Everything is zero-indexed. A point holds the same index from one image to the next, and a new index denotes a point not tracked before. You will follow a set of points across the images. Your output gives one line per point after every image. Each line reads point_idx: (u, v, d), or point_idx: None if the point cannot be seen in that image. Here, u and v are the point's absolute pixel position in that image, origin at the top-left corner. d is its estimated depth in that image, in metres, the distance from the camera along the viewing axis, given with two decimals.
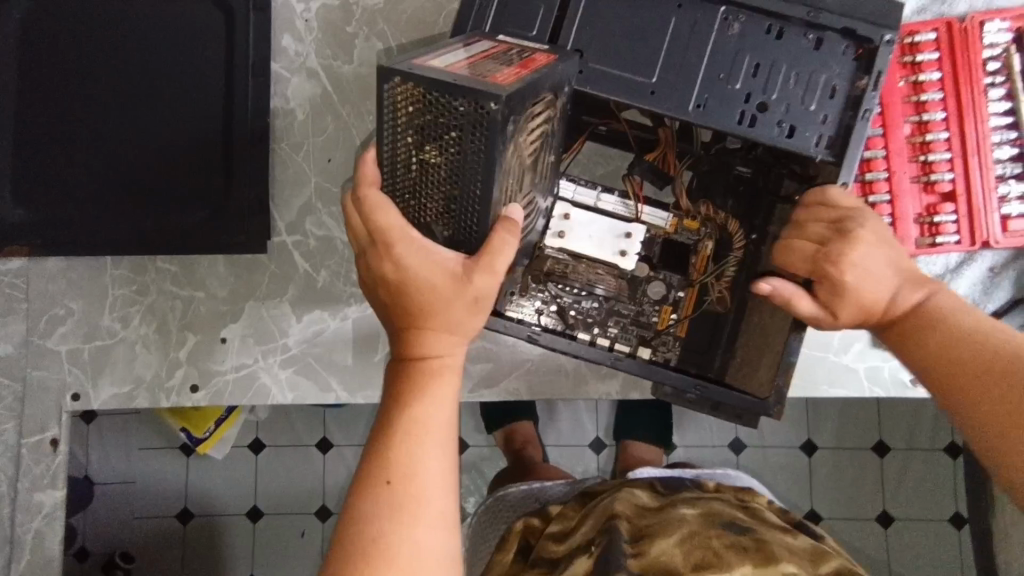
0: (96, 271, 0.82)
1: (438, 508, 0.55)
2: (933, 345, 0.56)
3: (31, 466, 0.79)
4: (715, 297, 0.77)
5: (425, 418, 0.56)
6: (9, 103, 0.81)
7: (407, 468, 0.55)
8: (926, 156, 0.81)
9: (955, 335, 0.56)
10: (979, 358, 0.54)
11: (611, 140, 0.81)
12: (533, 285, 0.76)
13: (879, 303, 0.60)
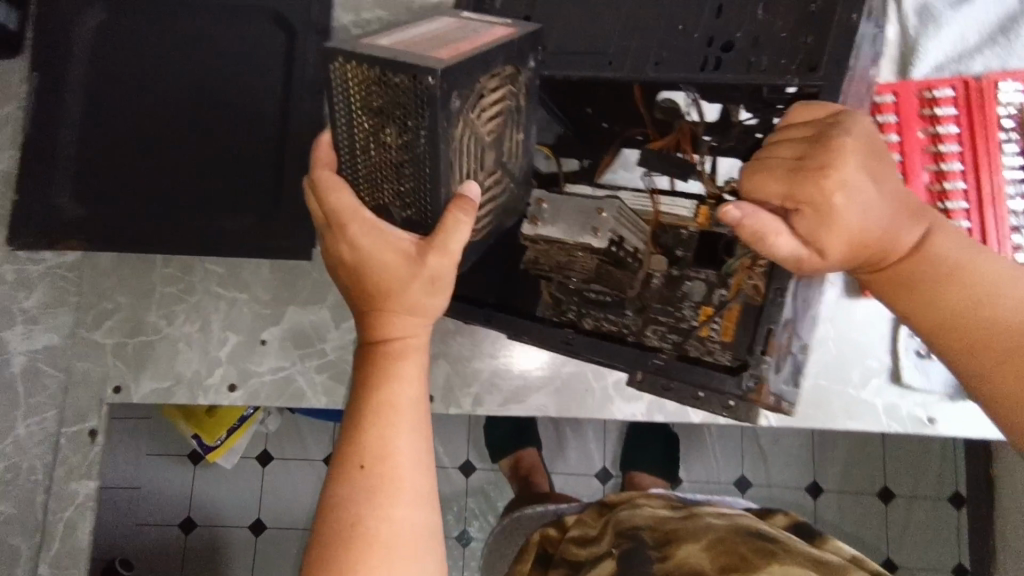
0: (145, 269, 0.85)
1: (411, 484, 0.61)
2: (940, 303, 0.58)
3: (68, 455, 0.81)
4: (753, 288, 0.70)
5: (394, 400, 0.62)
6: (76, 104, 0.85)
7: (379, 452, 0.61)
8: (943, 204, 0.85)
9: (964, 296, 0.58)
10: (987, 322, 0.57)
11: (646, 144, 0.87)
12: (553, 294, 0.80)
13: (868, 238, 0.56)
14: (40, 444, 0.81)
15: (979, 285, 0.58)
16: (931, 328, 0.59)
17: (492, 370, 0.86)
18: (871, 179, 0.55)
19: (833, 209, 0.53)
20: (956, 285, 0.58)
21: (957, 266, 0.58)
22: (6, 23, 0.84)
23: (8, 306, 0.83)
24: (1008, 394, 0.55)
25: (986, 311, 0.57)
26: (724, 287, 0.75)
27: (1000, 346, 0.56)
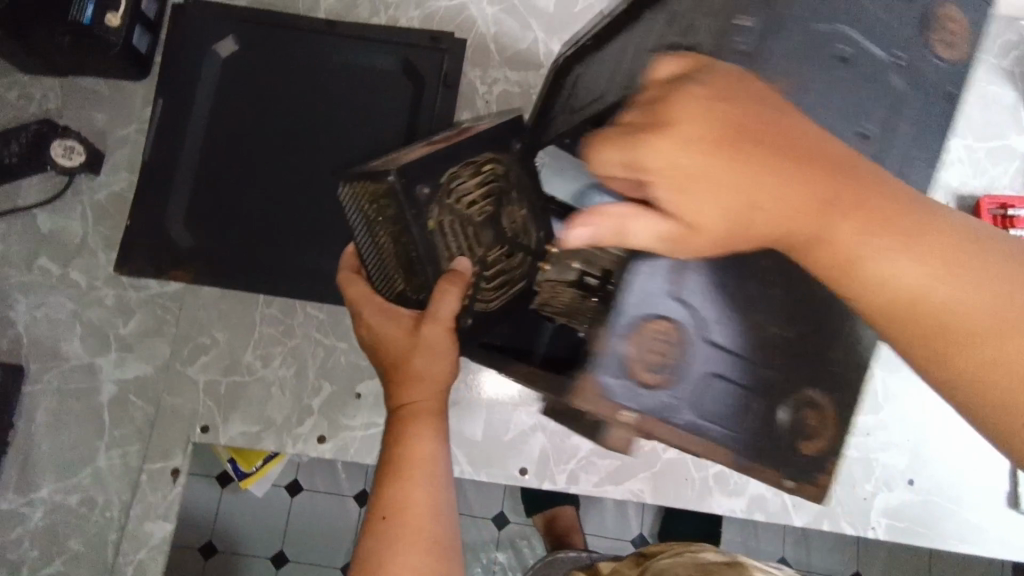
0: (247, 307, 0.82)
1: (432, 535, 0.54)
2: (917, 314, 0.36)
3: (147, 494, 0.77)
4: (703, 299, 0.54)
5: (413, 451, 0.57)
6: (199, 135, 0.85)
7: (397, 501, 0.54)
8: None
9: (961, 307, 0.35)
10: (997, 343, 0.35)
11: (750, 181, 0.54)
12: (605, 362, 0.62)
13: (762, 216, 0.37)
14: (121, 479, 0.78)
15: (994, 271, 0.36)
16: (906, 345, 0.37)
17: (590, 449, 0.82)
18: (737, 138, 0.36)
19: (674, 167, 0.36)
20: (944, 279, 0.35)
21: (941, 241, 0.36)
22: (139, 46, 0.84)
23: (105, 331, 0.81)
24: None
25: (1000, 325, 0.35)
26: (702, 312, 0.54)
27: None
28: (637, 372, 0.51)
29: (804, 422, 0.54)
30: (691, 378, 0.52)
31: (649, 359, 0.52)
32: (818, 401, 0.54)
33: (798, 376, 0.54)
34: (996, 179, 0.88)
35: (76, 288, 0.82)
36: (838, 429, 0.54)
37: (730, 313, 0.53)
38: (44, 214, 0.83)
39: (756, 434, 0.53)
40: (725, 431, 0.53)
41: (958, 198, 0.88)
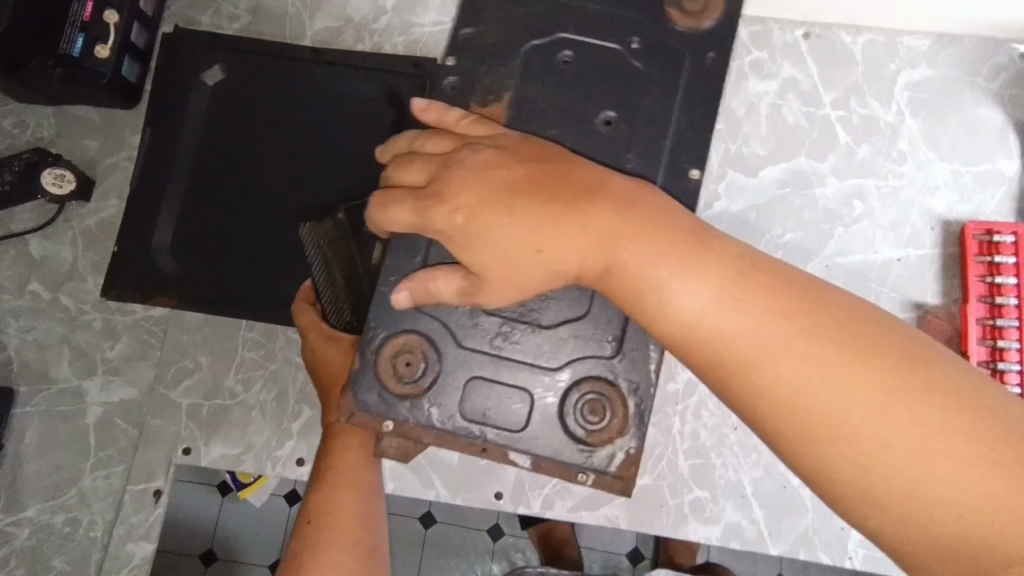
0: (230, 332, 0.84)
1: (355, 536, 0.57)
2: (711, 342, 0.39)
3: (130, 515, 0.79)
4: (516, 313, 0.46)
5: (341, 464, 0.60)
6: (186, 162, 0.87)
7: (324, 506, 0.58)
8: (996, 342, 0.79)
9: (741, 333, 0.39)
10: (775, 368, 0.38)
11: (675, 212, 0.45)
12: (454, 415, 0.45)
13: (539, 257, 0.40)
14: (105, 500, 0.80)
15: (774, 297, 0.39)
16: (707, 374, 0.41)
17: None
18: (512, 190, 0.41)
19: (456, 226, 0.41)
20: (726, 309, 0.39)
21: (718, 271, 0.40)
22: (128, 75, 0.87)
23: (92, 355, 0.83)
24: (844, 471, 0.36)
25: (779, 351, 0.38)
26: (515, 329, 0.46)
27: (816, 398, 0.37)
28: (389, 386, 0.45)
29: (591, 415, 0.45)
30: (447, 388, 0.45)
31: (402, 373, 0.45)
32: (600, 387, 0.45)
33: (569, 360, 0.46)
34: (983, 205, 0.85)
35: (65, 313, 0.84)
36: (632, 416, 0.45)
37: (509, 325, 0.46)
38: (36, 239, 0.85)
39: (532, 424, 0.45)
40: (488, 425, 0.45)
41: (944, 224, 0.85)
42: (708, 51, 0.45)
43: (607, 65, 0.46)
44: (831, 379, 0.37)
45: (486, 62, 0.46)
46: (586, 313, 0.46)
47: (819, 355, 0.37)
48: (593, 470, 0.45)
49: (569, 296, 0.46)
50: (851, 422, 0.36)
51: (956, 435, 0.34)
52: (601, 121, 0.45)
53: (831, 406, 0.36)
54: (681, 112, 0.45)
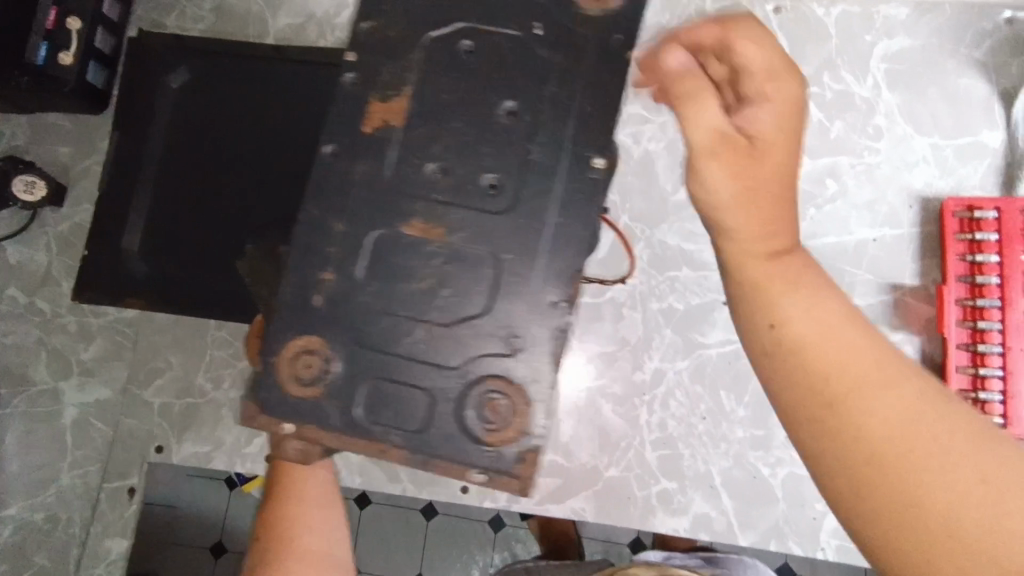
0: (199, 330, 0.85)
1: (308, 544, 0.57)
2: (814, 363, 0.33)
3: (106, 511, 0.82)
4: (415, 308, 0.42)
5: (304, 477, 0.58)
6: (154, 165, 0.88)
7: (288, 520, 0.57)
8: (977, 323, 0.75)
9: (866, 356, 0.32)
10: (898, 403, 0.30)
11: (581, 194, 0.42)
12: (352, 420, 0.41)
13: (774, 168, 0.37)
14: (82, 497, 0.82)
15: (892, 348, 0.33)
16: (793, 405, 0.33)
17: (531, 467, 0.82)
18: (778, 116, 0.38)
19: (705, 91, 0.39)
20: (848, 328, 0.33)
21: (827, 297, 0.35)
22: (94, 81, 0.87)
23: (68, 357, 0.85)
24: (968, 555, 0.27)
25: (909, 387, 0.31)
26: (417, 326, 0.42)
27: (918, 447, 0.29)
28: (287, 391, 0.41)
29: (487, 416, 0.41)
30: (343, 394, 0.41)
31: (301, 374, 0.41)
32: (499, 384, 0.41)
33: (467, 355, 0.41)
34: (966, 179, 0.80)
35: (41, 316, 0.86)
36: (533, 417, 0.41)
37: (400, 319, 0.42)
38: (11, 246, 0.88)
39: (429, 423, 0.41)
40: (381, 427, 0.41)
41: (922, 201, 0.81)
42: (614, 32, 0.43)
43: (508, 50, 0.43)
44: (974, 441, 0.29)
45: (384, 55, 0.43)
46: (489, 304, 0.42)
47: (956, 411, 0.30)
48: (490, 472, 0.40)
49: (471, 286, 0.42)
50: (1001, 497, 0.28)
51: None
52: (500, 112, 0.43)
53: (964, 468, 0.28)
54: (585, 98, 0.42)
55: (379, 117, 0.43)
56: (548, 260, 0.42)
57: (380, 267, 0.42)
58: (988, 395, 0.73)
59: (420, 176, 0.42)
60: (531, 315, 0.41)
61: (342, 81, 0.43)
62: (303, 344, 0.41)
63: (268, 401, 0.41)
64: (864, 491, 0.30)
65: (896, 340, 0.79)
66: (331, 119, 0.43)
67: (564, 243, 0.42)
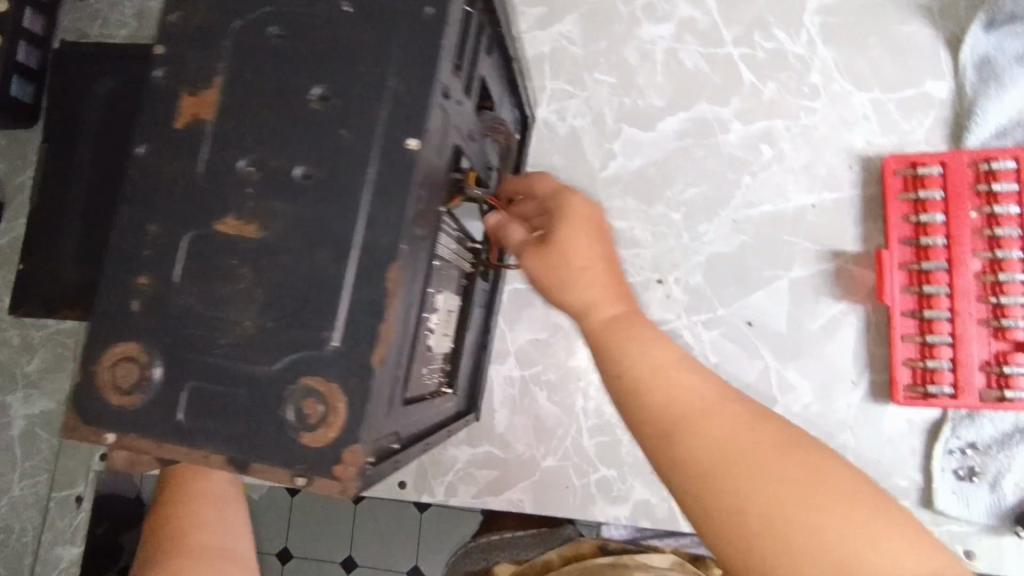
0: None
1: (208, 542, 0.57)
2: (658, 403, 0.42)
3: (56, 519, 0.84)
4: (230, 309, 0.40)
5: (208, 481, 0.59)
6: (84, 174, 0.84)
7: (191, 519, 0.57)
8: (922, 288, 0.70)
9: (694, 393, 0.42)
10: (721, 428, 0.40)
11: (394, 178, 0.39)
12: (173, 425, 0.40)
13: (587, 256, 0.47)
14: (33, 507, 0.84)
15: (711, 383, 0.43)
16: (647, 440, 0.42)
17: (467, 460, 0.80)
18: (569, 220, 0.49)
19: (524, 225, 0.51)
20: (680, 372, 0.43)
21: (662, 349, 0.44)
22: (21, 98, 0.85)
23: (13, 370, 0.87)
24: (785, 541, 0.37)
25: (726, 414, 0.41)
26: (236, 326, 0.40)
27: (734, 458, 0.39)
28: (109, 399, 0.40)
29: (306, 416, 0.39)
30: (163, 400, 0.40)
31: (121, 382, 0.40)
32: (317, 385, 0.39)
33: (285, 357, 0.39)
34: (911, 134, 0.74)
35: None
36: (353, 413, 0.38)
37: (215, 319, 0.40)
38: None
39: (250, 427, 0.39)
40: (202, 434, 0.39)
41: (862, 162, 0.75)
42: (426, 3, 0.40)
43: (317, 31, 0.41)
44: (775, 450, 0.39)
45: (192, 45, 0.41)
46: (305, 298, 0.39)
47: (758, 429, 0.41)
48: (311, 474, 0.39)
49: (287, 278, 0.40)
50: (801, 493, 0.38)
51: (848, 501, 0.37)
52: (310, 98, 0.40)
53: (771, 472, 0.38)
54: (396, 77, 0.40)
55: (189, 111, 0.41)
56: (364, 251, 0.39)
57: (196, 268, 0.40)
58: (934, 364, 0.69)
59: (232, 171, 0.41)
60: (349, 311, 0.39)
61: (150, 77, 0.42)
62: (119, 350, 0.40)
63: (92, 410, 0.40)
64: (706, 502, 0.39)
65: (838, 312, 0.74)
66: (143, 117, 0.42)
67: (378, 231, 0.39)
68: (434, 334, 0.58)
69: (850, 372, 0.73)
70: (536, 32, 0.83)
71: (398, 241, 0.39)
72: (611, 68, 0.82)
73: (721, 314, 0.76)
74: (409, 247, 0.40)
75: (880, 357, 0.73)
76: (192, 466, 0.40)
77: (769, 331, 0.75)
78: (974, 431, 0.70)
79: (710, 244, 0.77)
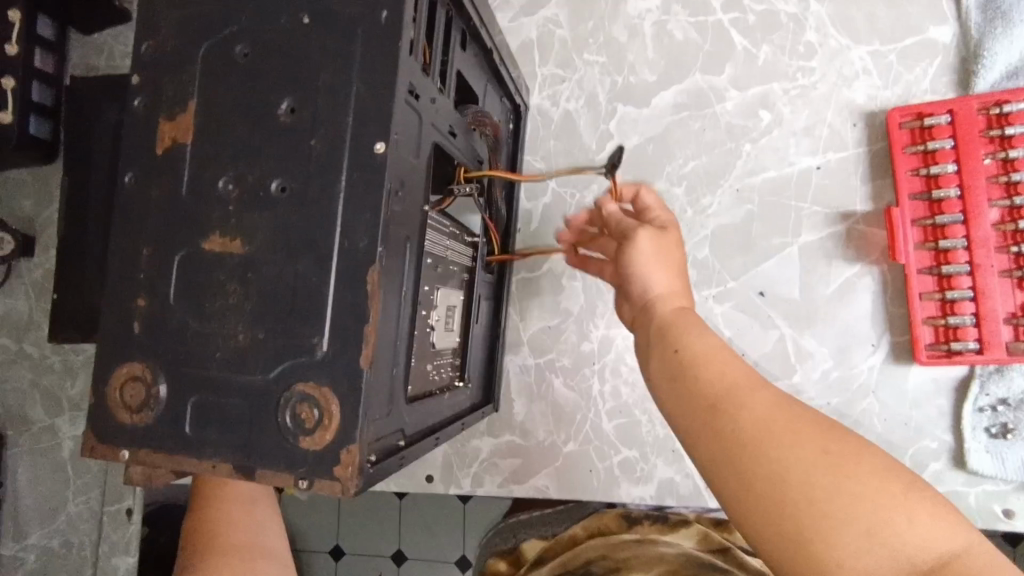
0: None
1: (243, 540, 0.56)
2: (703, 379, 0.42)
3: (110, 532, 0.89)
4: (224, 323, 0.42)
5: (236, 488, 0.60)
6: (103, 202, 0.88)
7: (223, 521, 0.57)
8: (939, 243, 0.68)
9: (737, 373, 0.42)
10: (761, 402, 0.40)
11: (366, 182, 0.41)
12: (180, 437, 0.42)
13: (679, 260, 0.53)
14: (88, 521, 0.89)
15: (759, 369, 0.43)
16: (688, 414, 0.42)
17: (490, 450, 0.81)
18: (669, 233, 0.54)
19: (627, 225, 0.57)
20: (726, 354, 0.44)
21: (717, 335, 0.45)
22: (38, 134, 0.89)
23: (58, 395, 0.92)
24: (821, 506, 0.35)
25: (769, 392, 0.40)
26: (230, 338, 0.42)
27: (775, 426, 0.38)
28: (121, 416, 0.43)
29: (301, 420, 0.40)
30: (168, 414, 0.42)
31: (131, 402, 0.42)
32: (312, 391, 0.40)
33: (278, 365, 0.41)
34: (914, 85, 0.72)
35: (31, 360, 0.93)
36: (344, 413, 0.40)
37: (208, 333, 0.42)
38: None
39: (251, 434, 0.41)
40: (208, 445, 0.41)
41: (867, 117, 0.73)
42: (382, 8, 0.41)
43: (281, 47, 0.43)
44: (811, 426, 0.38)
45: (165, 72, 0.44)
46: (289, 304, 0.41)
47: (797, 408, 0.39)
48: (313, 477, 0.40)
49: (272, 288, 0.41)
50: (839, 463, 0.36)
51: (883, 478, 0.35)
52: (281, 112, 0.42)
53: (807, 444, 0.37)
54: (359, 82, 0.41)
55: (168, 137, 0.44)
56: (342, 254, 0.41)
57: (188, 286, 0.42)
58: (956, 320, 0.66)
59: (215, 191, 0.43)
60: (333, 314, 0.40)
61: (131, 106, 0.44)
62: (126, 370, 0.43)
63: (107, 427, 0.43)
64: (742, 466, 0.38)
65: (852, 274, 0.72)
66: (132, 148, 0.44)
67: (355, 235, 0.40)
68: (437, 330, 0.58)
69: (870, 334, 0.71)
70: (522, 20, 0.83)
71: (375, 244, 0.40)
72: (600, 47, 0.81)
73: (731, 286, 0.75)
74: (385, 249, 0.41)
75: (900, 317, 0.71)
76: (202, 475, 0.42)
77: (783, 300, 0.74)
78: (1005, 386, 0.67)
79: (715, 216, 0.76)
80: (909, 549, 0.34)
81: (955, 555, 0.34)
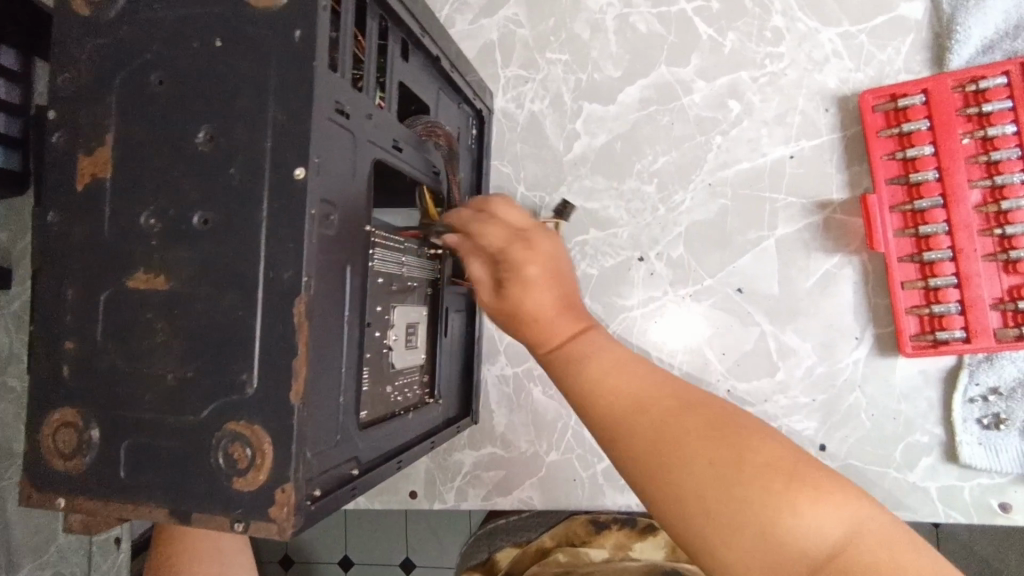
0: None
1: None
2: (596, 407, 0.40)
3: None
4: (153, 363, 0.40)
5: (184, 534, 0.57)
6: None
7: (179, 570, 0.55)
8: (919, 229, 0.65)
9: (624, 391, 0.40)
10: (644, 428, 0.38)
11: (287, 210, 0.39)
12: (114, 483, 0.41)
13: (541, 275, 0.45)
14: None
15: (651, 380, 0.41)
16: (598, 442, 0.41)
17: (472, 462, 0.80)
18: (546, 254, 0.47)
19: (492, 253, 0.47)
20: (615, 372, 0.41)
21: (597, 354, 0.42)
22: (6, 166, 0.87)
23: None
24: (718, 517, 0.34)
25: (654, 407, 0.39)
26: (160, 379, 0.40)
27: (666, 446, 0.37)
28: (56, 463, 0.42)
29: (233, 460, 0.39)
30: (102, 460, 0.41)
31: (64, 448, 0.41)
32: (242, 429, 0.39)
33: (210, 404, 0.40)
34: (887, 66, 0.69)
35: (14, 393, 0.92)
36: (273, 452, 0.38)
37: (137, 373, 0.40)
38: None
39: (185, 476, 0.40)
40: (142, 490, 0.40)
41: (840, 101, 0.71)
42: (296, 26, 0.40)
43: (197, 73, 0.41)
44: (694, 435, 0.37)
45: (82, 106, 0.43)
46: (219, 340, 0.40)
47: (687, 408, 0.38)
48: (247, 519, 0.38)
49: (199, 324, 0.40)
50: (728, 472, 0.35)
51: (770, 476, 0.35)
52: (199, 141, 0.41)
53: (694, 449, 0.36)
54: (275, 107, 0.39)
55: (88, 173, 0.42)
56: (267, 286, 0.39)
57: (115, 326, 0.41)
58: (942, 308, 0.64)
59: (137, 227, 0.41)
60: (262, 349, 0.39)
61: (51, 142, 0.43)
62: (59, 414, 0.42)
63: (43, 475, 0.42)
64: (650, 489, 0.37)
65: (832, 266, 0.70)
66: (54, 185, 0.43)
67: (280, 265, 0.39)
68: (395, 350, 0.57)
69: (853, 327, 0.69)
70: (482, 21, 0.81)
71: (300, 275, 0.38)
72: (563, 45, 0.79)
73: (709, 284, 0.73)
74: (313, 278, 0.39)
75: (885, 307, 0.68)
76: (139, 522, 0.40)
77: (762, 296, 0.71)
78: (995, 375, 0.65)
79: (687, 212, 0.74)
80: (800, 543, 0.33)
81: (844, 539, 0.33)
